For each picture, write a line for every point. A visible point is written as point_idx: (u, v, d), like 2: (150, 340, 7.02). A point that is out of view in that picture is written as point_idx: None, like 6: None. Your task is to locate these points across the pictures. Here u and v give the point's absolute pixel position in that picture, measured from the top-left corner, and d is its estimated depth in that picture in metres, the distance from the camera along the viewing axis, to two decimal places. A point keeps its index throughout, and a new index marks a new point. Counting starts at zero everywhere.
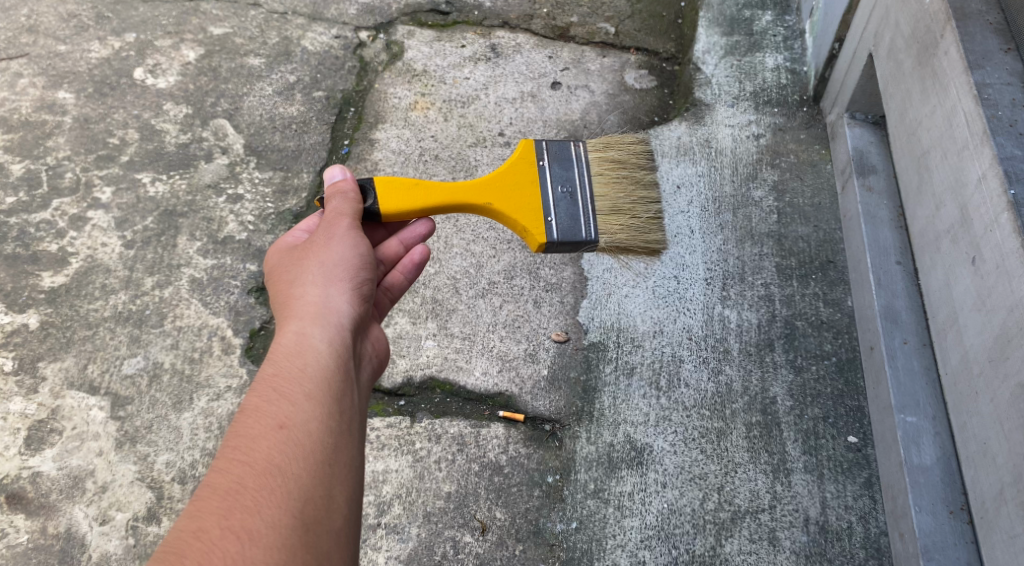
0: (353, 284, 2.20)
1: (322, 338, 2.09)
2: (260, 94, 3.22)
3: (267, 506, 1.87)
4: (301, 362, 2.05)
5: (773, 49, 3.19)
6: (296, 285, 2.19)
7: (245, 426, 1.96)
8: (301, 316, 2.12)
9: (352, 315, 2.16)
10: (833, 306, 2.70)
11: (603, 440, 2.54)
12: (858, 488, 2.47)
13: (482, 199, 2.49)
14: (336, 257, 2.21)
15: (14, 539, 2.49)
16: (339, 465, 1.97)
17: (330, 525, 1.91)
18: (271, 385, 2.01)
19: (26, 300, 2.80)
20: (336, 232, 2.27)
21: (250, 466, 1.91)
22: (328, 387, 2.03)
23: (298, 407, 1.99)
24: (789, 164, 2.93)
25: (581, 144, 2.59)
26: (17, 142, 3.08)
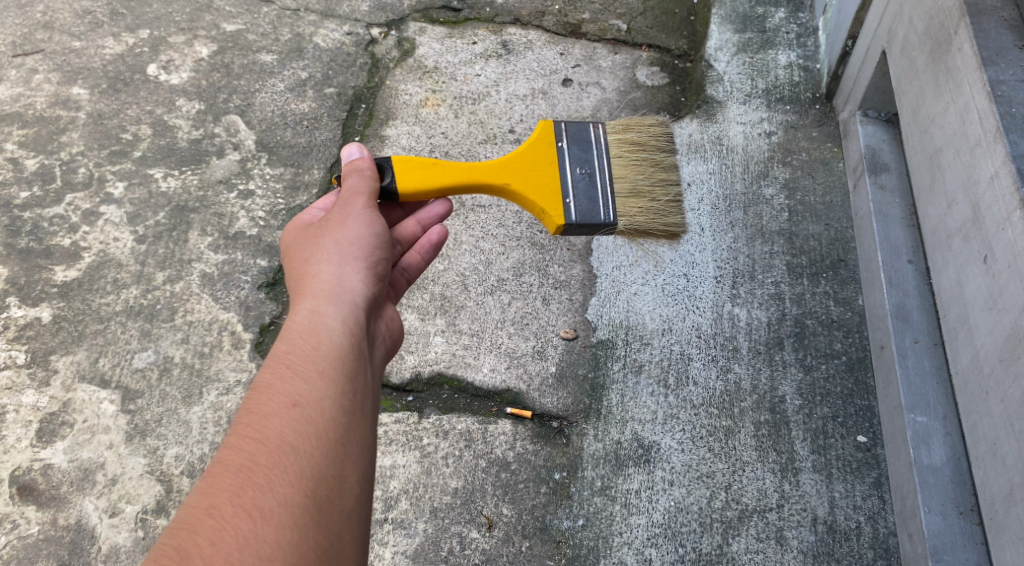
0: (368, 263, 2.21)
1: (336, 317, 2.10)
2: (272, 90, 3.23)
3: (279, 485, 1.87)
4: (315, 339, 2.05)
5: (786, 46, 3.18)
6: (311, 263, 2.20)
7: (258, 403, 1.96)
8: (315, 293, 2.13)
9: (366, 294, 2.17)
10: (843, 305, 2.68)
11: (611, 437, 2.54)
12: (867, 488, 2.45)
13: (500, 179, 2.51)
14: (351, 237, 2.23)
15: (24, 530, 2.50)
16: (352, 444, 1.96)
17: (343, 505, 1.90)
18: (284, 362, 2.01)
19: (39, 295, 2.80)
20: (351, 211, 2.28)
21: (262, 444, 1.91)
22: (341, 365, 2.03)
23: (311, 385, 1.98)
24: (800, 162, 2.92)
25: (601, 127, 2.61)
26: (32, 137, 3.09)
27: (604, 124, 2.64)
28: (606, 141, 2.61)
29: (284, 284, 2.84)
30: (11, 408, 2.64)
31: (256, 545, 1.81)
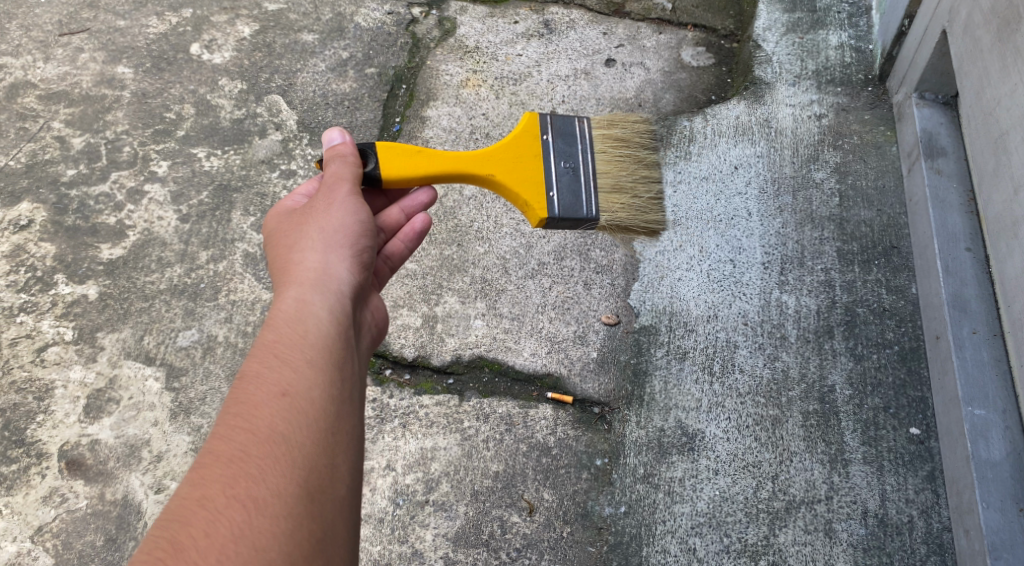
0: (353, 251, 2.18)
1: (322, 305, 2.07)
2: (313, 70, 3.22)
3: (271, 475, 1.86)
4: (301, 329, 2.03)
5: (837, 26, 3.11)
6: (296, 251, 2.17)
7: (245, 394, 1.94)
8: (301, 281, 2.10)
9: (352, 282, 2.14)
10: (896, 293, 2.63)
11: (654, 424, 2.51)
12: (919, 482, 2.41)
13: (484, 169, 2.48)
14: (336, 224, 2.19)
15: (73, 504, 2.50)
16: (342, 432, 1.95)
17: (335, 495, 1.90)
18: (271, 352, 1.99)
19: (85, 272, 2.80)
20: (335, 198, 2.24)
21: (252, 435, 1.90)
22: (329, 354, 2.01)
23: (299, 374, 1.96)
24: (852, 145, 2.86)
25: (586, 121, 2.58)
26: (78, 116, 3.09)
27: (591, 118, 2.61)
28: (590, 136, 2.59)
29: None
30: (59, 383, 2.64)
31: (251, 536, 1.81)
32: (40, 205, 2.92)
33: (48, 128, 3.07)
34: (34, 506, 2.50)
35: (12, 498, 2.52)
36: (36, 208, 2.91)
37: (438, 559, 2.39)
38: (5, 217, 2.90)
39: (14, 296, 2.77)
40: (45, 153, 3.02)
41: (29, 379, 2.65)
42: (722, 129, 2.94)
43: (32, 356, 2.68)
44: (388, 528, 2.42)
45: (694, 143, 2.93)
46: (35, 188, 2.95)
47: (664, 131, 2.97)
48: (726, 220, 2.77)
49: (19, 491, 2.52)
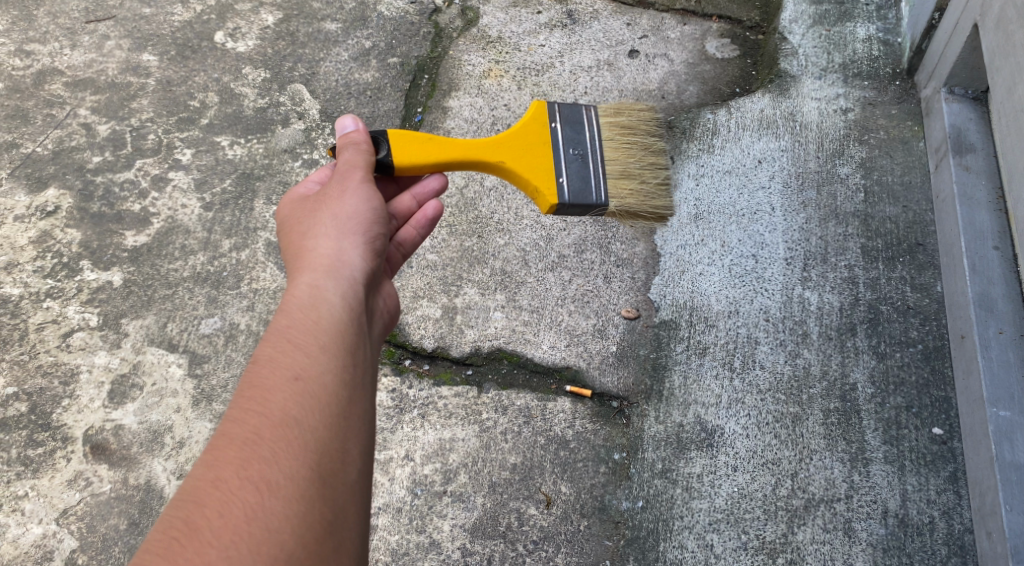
0: (365, 238, 2.17)
1: (335, 291, 2.07)
2: (337, 59, 3.24)
3: (285, 458, 1.86)
4: (313, 314, 2.02)
5: (865, 19, 3.09)
6: (308, 237, 2.17)
7: (258, 378, 1.94)
8: (314, 268, 2.10)
9: (365, 269, 2.14)
10: (921, 291, 2.61)
11: (673, 419, 2.51)
12: (942, 482, 2.40)
13: (495, 156, 2.48)
14: (348, 211, 2.19)
15: (97, 488, 2.49)
16: (353, 417, 1.94)
17: (347, 478, 1.89)
18: (284, 337, 1.99)
19: (110, 259, 2.82)
20: (347, 185, 2.24)
21: (266, 417, 1.89)
22: (342, 340, 2.01)
23: (313, 359, 1.96)
24: (878, 140, 2.85)
25: (592, 110, 2.59)
26: (104, 103, 3.11)
27: (596, 107, 2.61)
28: (598, 124, 2.59)
29: None
30: (84, 368, 2.64)
31: (263, 518, 1.80)
32: (66, 192, 2.94)
33: (74, 115, 3.09)
34: (59, 489, 2.50)
35: (37, 481, 2.51)
36: (63, 195, 2.93)
37: (455, 549, 2.40)
38: (32, 203, 2.92)
39: (40, 282, 2.78)
40: (71, 140, 3.04)
41: (55, 364, 2.65)
42: (746, 123, 2.94)
43: (58, 340, 2.69)
44: (406, 518, 2.43)
45: (718, 136, 2.93)
46: (61, 174, 2.97)
47: (688, 123, 2.97)
48: (748, 215, 2.77)
49: (45, 474, 2.52)
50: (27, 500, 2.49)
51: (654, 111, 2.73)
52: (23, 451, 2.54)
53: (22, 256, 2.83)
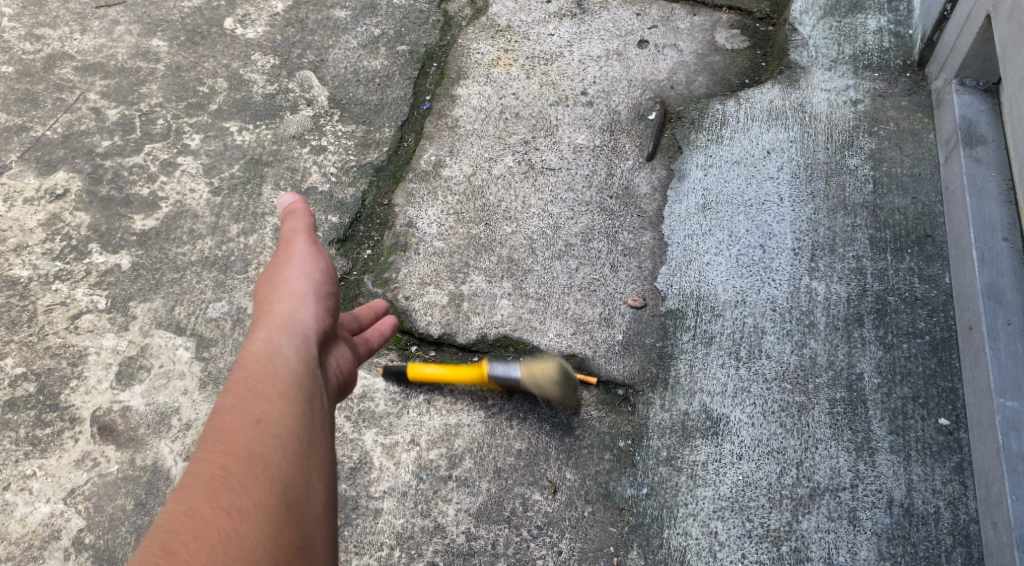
0: (320, 296, 2.02)
1: (293, 343, 1.93)
2: (345, 46, 3.28)
3: (252, 489, 1.74)
4: (271, 362, 1.89)
5: (876, 11, 3.19)
6: (264, 299, 2.02)
7: (219, 422, 1.82)
8: (272, 322, 1.96)
9: (324, 324, 1.99)
10: (928, 282, 2.62)
11: (678, 408, 2.51)
12: (947, 473, 2.39)
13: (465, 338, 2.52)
14: (300, 271, 2.04)
15: (104, 468, 2.46)
16: (317, 456, 1.81)
17: (314, 513, 1.76)
18: (243, 386, 1.85)
19: (119, 242, 2.82)
20: (296, 249, 2.09)
21: (229, 457, 1.77)
22: (301, 385, 1.88)
23: (274, 402, 1.84)
24: (887, 131, 2.89)
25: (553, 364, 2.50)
26: (113, 88, 3.14)
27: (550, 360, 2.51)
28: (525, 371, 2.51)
29: (356, 241, 2.85)
30: (92, 350, 2.63)
31: (232, 547, 1.68)
32: (75, 174, 2.95)
33: (84, 99, 3.11)
34: (67, 469, 2.46)
35: (44, 461, 2.47)
36: (72, 178, 2.94)
37: (460, 533, 2.38)
38: (42, 185, 2.92)
39: (49, 264, 2.78)
40: (80, 124, 3.06)
41: (63, 345, 2.64)
42: (754, 114, 2.99)
43: (66, 322, 2.68)
44: (411, 502, 2.42)
45: (726, 127, 2.98)
46: (70, 157, 2.98)
47: (697, 114, 3.03)
48: (756, 205, 2.80)
49: (52, 454, 2.48)
50: (35, 479, 2.45)
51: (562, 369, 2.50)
52: (31, 431, 2.51)
53: (31, 239, 2.83)
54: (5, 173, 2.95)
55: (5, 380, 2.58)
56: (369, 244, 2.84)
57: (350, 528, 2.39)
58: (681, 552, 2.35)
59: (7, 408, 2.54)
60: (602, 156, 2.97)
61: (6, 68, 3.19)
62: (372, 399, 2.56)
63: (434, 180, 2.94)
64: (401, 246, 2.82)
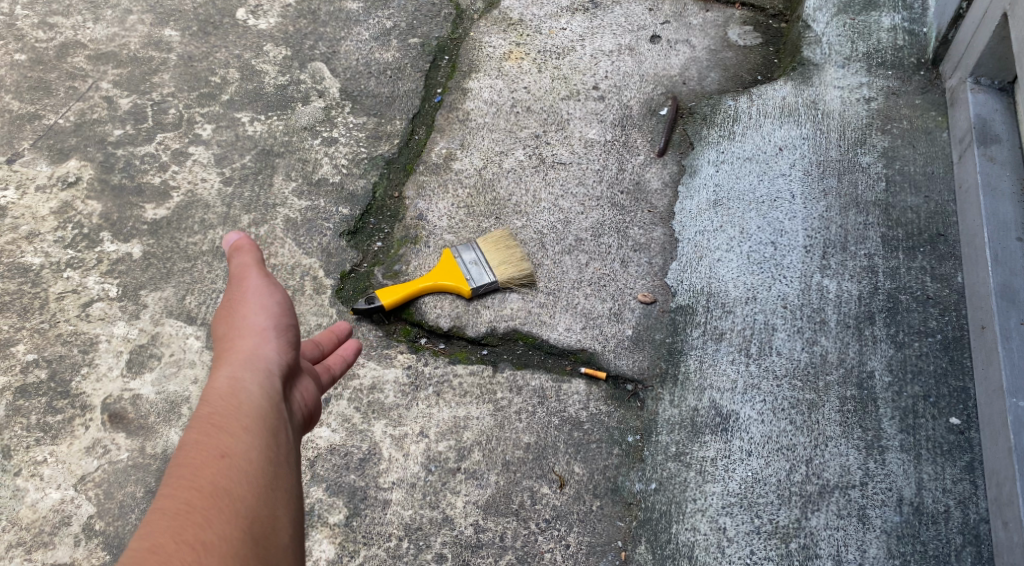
0: (280, 330, 2.01)
1: (255, 376, 1.92)
2: (357, 38, 3.29)
3: (218, 522, 1.74)
4: (234, 398, 1.88)
5: (891, 8, 3.18)
6: (223, 335, 2.01)
7: (183, 458, 1.81)
8: (233, 357, 1.95)
9: (285, 356, 1.99)
10: (941, 282, 2.62)
11: (687, 404, 2.51)
12: (958, 472, 2.39)
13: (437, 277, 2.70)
14: (257, 305, 2.03)
15: (114, 456, 2.47)
16: (283, 488, 1.82)
17: (280, 544, 1.76)
18: (206, 422, 1.85)
19: (130, 231, 2.83)
20: (249, 283, 2.07)
21: (194, 491, 1.76)
22: (265, 420, 1.88)
23: (237, 436, 1.84)
24: (901, 130, 2.90)
25: (486, 249, 2.71)
26: (126, 77, 3.14)
27: (489, 246, 2.73)
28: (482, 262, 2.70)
29: (366, 233, 2.85)
30: (103, 338, 2.63)
31: None
32: (87, 163, 2.95)
33: (96, 88, 3.12)
34: (77, 455, 2.47)
35: (55, 448, 2.48)
36: (84, 166, 2.95)
37: (468, 526, 2.38)
38: (54, 173, 2.93)
39: (61, 252, 2.79)
40: (93, 113, 3.06)
41: (74, 333, 2.64)
42: (766, 111, 2.99)
43: (77, 310, 2.68)
44: (419, 493, 2.42)
45: (739, 123, 2.98)
46: (83, 146, 2.99)
47: (709, 110, 3.03)
48: (768, 202, 2.80)
49: (63, 441, 2.49)
50: (45, 465, 2.46)
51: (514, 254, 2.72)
52: (42, 418, 2.52)
53: (43, 226, 2.83)
54: (17, 161, 2.96)
55: (16, 367, 2.59)
56: (379, 236, 2.84)
57: (359, 518, 2.40)
58: (689, 548, 2.35)
59: (18, 395, 2.55)
60: (613, 151, 2.97)
61: (19, 56, 3.20)
62: (381, 390, 2.56)
63: (445, 173, 2.95)
64: (411, 239, 2.82)
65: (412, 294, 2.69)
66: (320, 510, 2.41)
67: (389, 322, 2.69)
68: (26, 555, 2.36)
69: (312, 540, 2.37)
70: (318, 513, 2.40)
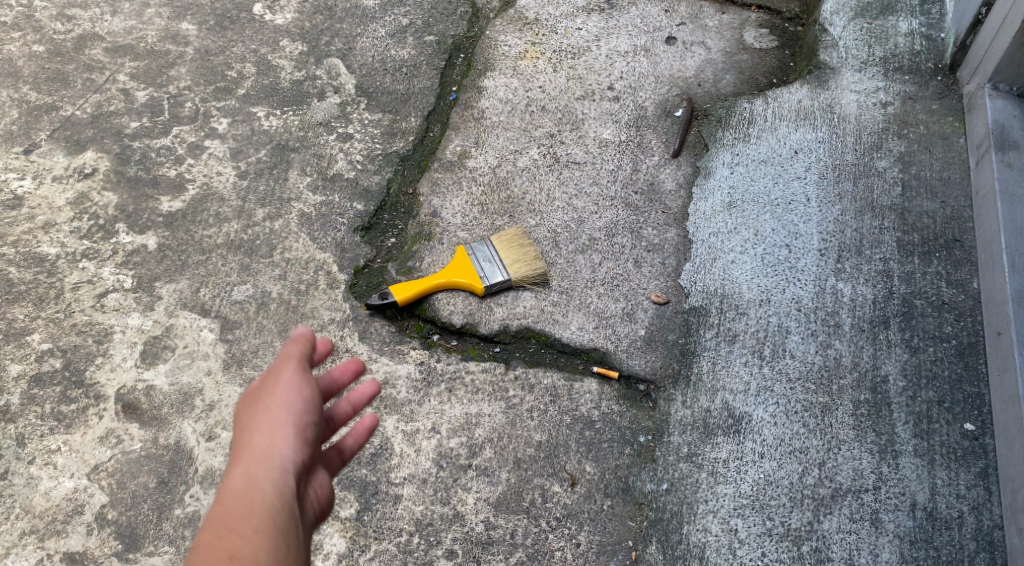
0: (305, 421, 1.94)
1: (271, 475, 1.87)
2: (373, 35, 3.30)
3: None
4: (246, 503, 1.83)
5: (908, 13, 3.18)
6: (242, 422, 1.94)
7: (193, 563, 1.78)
8: (247, 457, 1.89)
9: (305, 450, 1.92)
10: (956, 287, 2.62)
11: (700, 405, 2.51)
12: (972, 478, 2.39)
13: (452, 274, 2.71)
14: (285, 396, 1.95)
15: (127, 446, 2.48)
16: None
17: None
18: (218, 528, 1.81)
19: (146, 223, 2.83)
20: (283, 371, 1.98)
21: None
22: (275, 525, 1.83)
23: (246, 544, 1.79)
24: (917, 135, 2.90)
25: (501, 247, 2.73)
26: (143, 70, 3.16)
27: (503, 243, 2.74)
28: (497, 258, 2.71)
29: (380, 229, 2.85)
30: (117, 328, 2.64)
31: None
32: (103, 155, 2.96)
33: (113, 80, 3.13)
34: (91, 445, 2.48)
35: (69, 437, 2.49)
36: (100, 157, 2.96)
37: (479, 522, 2.39)
38: (70, 164, 2.94)
39: (77, 242, 2.80)
40: (110, 105, 3.07)
41: (89, 323, 2.65)
42: (782, 114, 2.99)
43: (92, 300, 2.69)
44: (431, 489, 2.43)
45: (754, 126, 2.98)
46: (99, 138, 3.00)
47: (724, 112, 3.03)
48: (783, 205, 2.80)
49: (77, 430, 2.50)
50: (59, 454, 2.47)
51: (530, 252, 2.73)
52: (57, 407, 2.53)
53: (60, 217, 2.84)
54: (34, 151, 2.97)
55: (32, 355, 2.60)
56: (393, 232, 2.85)
57: (370, 513, 2.40)
58: (700, 548, 2.35)
59: (33, 383, 2.56)
60: (627, 152, 2.97)
61: (37, 47, 3.21)
62: (394, 385, 2.56)
63: (460, 171, 2.95)
64: (424, 236, 2.83)
65: (425, 290, 2.69)
66: None
67: (401, 317, 2.69)
68: (39, 542, 2.37)
69: (323, 533, 2.38)
70: None
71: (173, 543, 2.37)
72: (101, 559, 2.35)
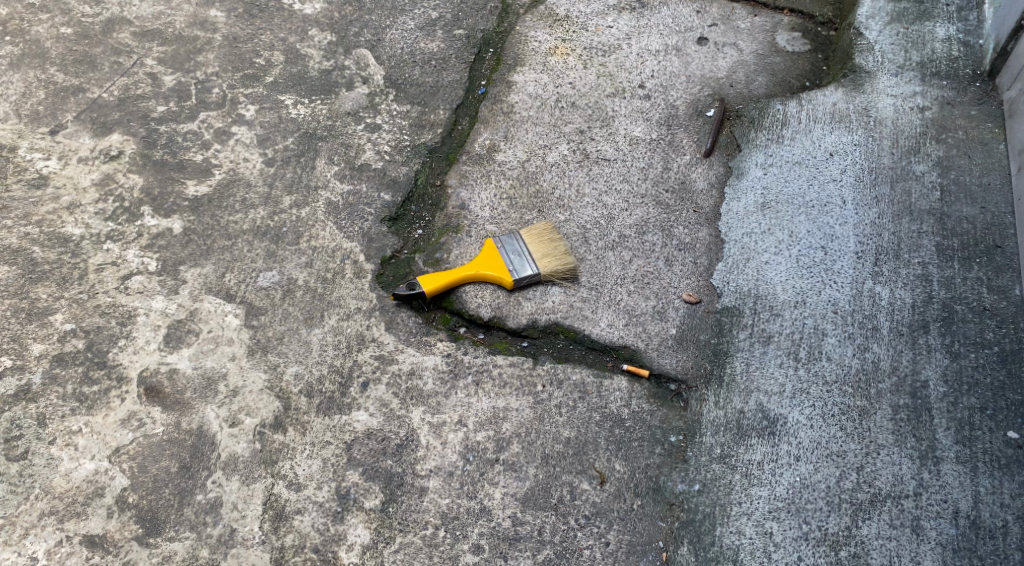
0: None
1: None
2: (402, 27, 3.26)
3: None
4: None
5: (945, 19, 3.13)
6: None
7: None
8: None
9: None
10: (997, 294, 2.58)
11: (733, 406, 2.47)
12: (1016, 487, 2.34)
13: (480, 268, 2.66)
14: None
15: (149, 430, 2.44)
16: None
17: None
18: None
19: (171, 206, 2.80)
20: None
21: None
22: None
23: None
24: (956, 140, 2.85)
25: (528, 239, 2.69)
26: (171, 55, 3.13)
27: (533, 236, 2.71)
28: (526, 251, 2.67)
29: (407, 220, 2.81)
30: (141, 311, 2.61)
31: None
32: (130, 138, 2.93)
33: (141, 64, 3.10)
34: (112, 427, 2.44)
35: (90, 418, 2.45)
36: (126, 140, 2.92)
37: (506, 518, 2.35)
38: (97, 146, 2.91)
39: (101, 224, 2.76)
40: (137, 88, 3.04)
41: (112, 305, 2.62)
42: (817, 115, 2.94)
43: (116, 283, 2.65)
44: (457, 483, 2.39)
45: (788, 127, 2.93)
46: (126, 121, 2.97)
47: (757, 113, 2.98)
48: (818, 207, 2.76)
49: (98, 412, 2.46)
50: (80, 436, 2.43)
51: (561, 246, 2.69)
52: (79, 388, 2.49)
53: (85, 198, 2.80)
54: (61, 132, 2.93)
55: (54, 336, 2.56)
56: (420, 224, 2.80)
57: (395, 505, 2.37)
58: (734, 551, 2.31)
59: (55, 363, 2.53)
60: (658, 150, 2.93)
61: (65, 29, 3.18)
62: (420, 377, 2.52)
63: (488, 164, 2.91)
64: (452, 228, 2.78)
65: (453, 281, 2.65)
66: (356, 494, 2.38)
67: (428, 309, 2.65)
68: (58, 524, 2.33)
69: (347, 524, 2.35)
70: (355, 497, 2.37)
71: (194, 529, 2.33)
72: (121, 543, 2.32)
